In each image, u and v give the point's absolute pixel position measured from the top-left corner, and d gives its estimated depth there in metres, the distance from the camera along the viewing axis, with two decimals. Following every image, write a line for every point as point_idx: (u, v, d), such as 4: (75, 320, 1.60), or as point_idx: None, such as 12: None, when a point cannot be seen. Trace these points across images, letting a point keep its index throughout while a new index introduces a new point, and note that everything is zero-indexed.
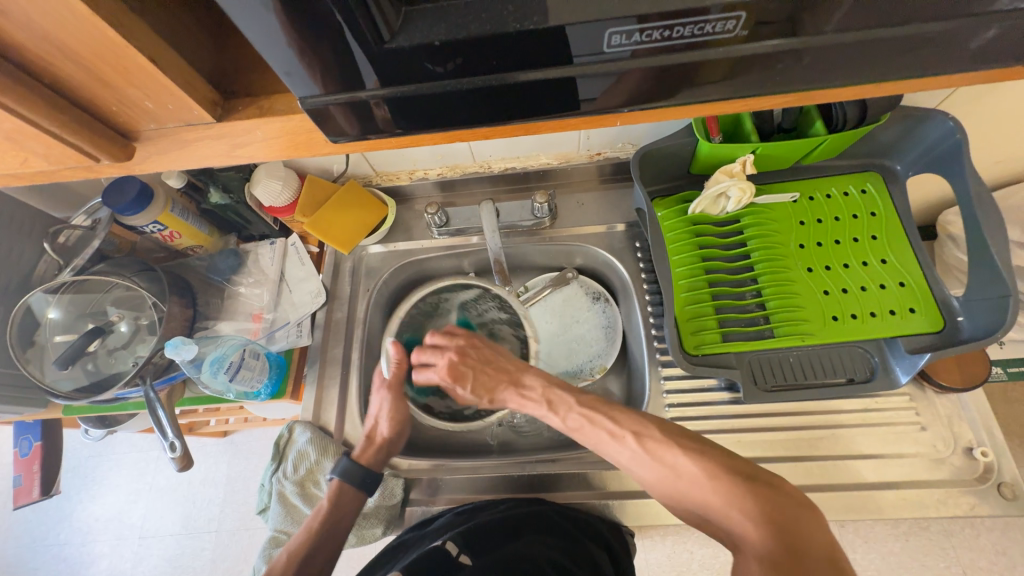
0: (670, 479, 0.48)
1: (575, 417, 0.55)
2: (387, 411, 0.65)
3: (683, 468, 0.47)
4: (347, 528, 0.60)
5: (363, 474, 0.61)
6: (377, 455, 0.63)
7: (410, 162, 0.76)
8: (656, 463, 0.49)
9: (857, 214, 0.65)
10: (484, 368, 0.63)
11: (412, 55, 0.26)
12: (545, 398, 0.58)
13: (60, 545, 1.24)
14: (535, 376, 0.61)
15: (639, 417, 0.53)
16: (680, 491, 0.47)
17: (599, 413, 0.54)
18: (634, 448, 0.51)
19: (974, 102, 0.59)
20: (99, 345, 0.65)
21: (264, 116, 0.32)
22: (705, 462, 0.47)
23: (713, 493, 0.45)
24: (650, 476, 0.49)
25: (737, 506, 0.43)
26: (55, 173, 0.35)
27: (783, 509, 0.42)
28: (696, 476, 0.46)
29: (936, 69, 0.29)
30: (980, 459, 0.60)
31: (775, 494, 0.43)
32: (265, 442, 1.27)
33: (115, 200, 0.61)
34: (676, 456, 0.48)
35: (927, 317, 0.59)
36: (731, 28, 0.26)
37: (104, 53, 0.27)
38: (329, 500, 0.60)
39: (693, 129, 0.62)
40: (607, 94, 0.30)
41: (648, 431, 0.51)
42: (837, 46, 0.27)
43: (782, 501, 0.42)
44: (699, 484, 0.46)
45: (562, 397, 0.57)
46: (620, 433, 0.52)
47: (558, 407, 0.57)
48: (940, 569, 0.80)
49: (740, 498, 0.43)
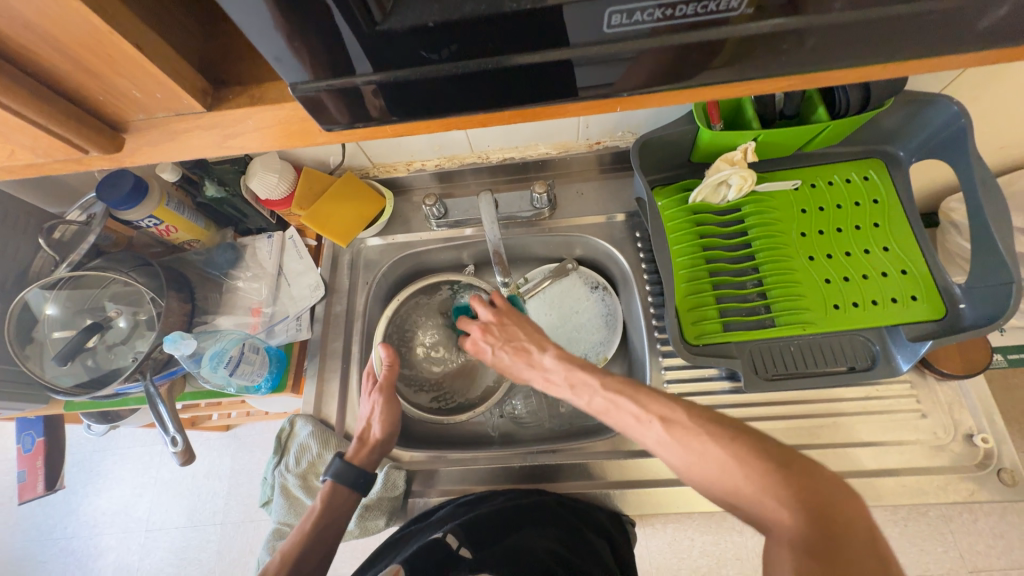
0: (697, 466, 0.45)
1: (601, 400, 0.54)
2: (379, 414, 0.64)
3: (711, 455, 0.45)
4: (340, 528, 0.61)
5: (356, 474, 0.61)
6: (371, 454, 0.64)
7: (407, 153, 0.75)
8: (681, 449, 0.47)
9: (859, 201, 0.64)
10: (508, 344, 0.65)
11: (405, 38, 0.25)
12: (568, 382, 0.59)
13: (67, 538, 1.25)
14: (556, 358, 0.61)
15: (664, 401, 0.51)
16: (707, 478, 0.45)
17: (625, 396, 0.53)
18: (660, 433, 0.49)
19: (979, 85, 0.58)
20: (99, 341, 0.64)
21: (256, 106, 0.31)
22: (735, 447, 0.44)
23: (746, 480, 0.42)
24: (676, 462, 0.47)
25: (771, 493, 0.41)
26: (44, 166, 0.35)
27: (823, 497, 0.40)
28: (726, 461, 0.44)
29: (943, 49, 0.28)
30: (980, 445, 0.60)
31: (814, 481, 0.41)
32: (269, 435, 1.27)
33: (109, 194, 0.61)
34: (703, 442, 0.46)
35: (929, 304, 0.58)
36: (735, 7, 0.25)
37: (88, 41, 0.26)
38: (324, 499, 0.61)
39: (694, 116, 0.61)
40: (608, 79, 0.29)
41: (674, 415, 0.49)
42: (847, 25, 0.26)
43: (821, 487, 0.40)
44: (729, 471, 0.43)
45: (586, 380, 0.57)
46: (645, 417, 0.50)
47: (582, 390, 0.57)
48: (938, 554, 0.81)
49: (775, 485, 0.41)
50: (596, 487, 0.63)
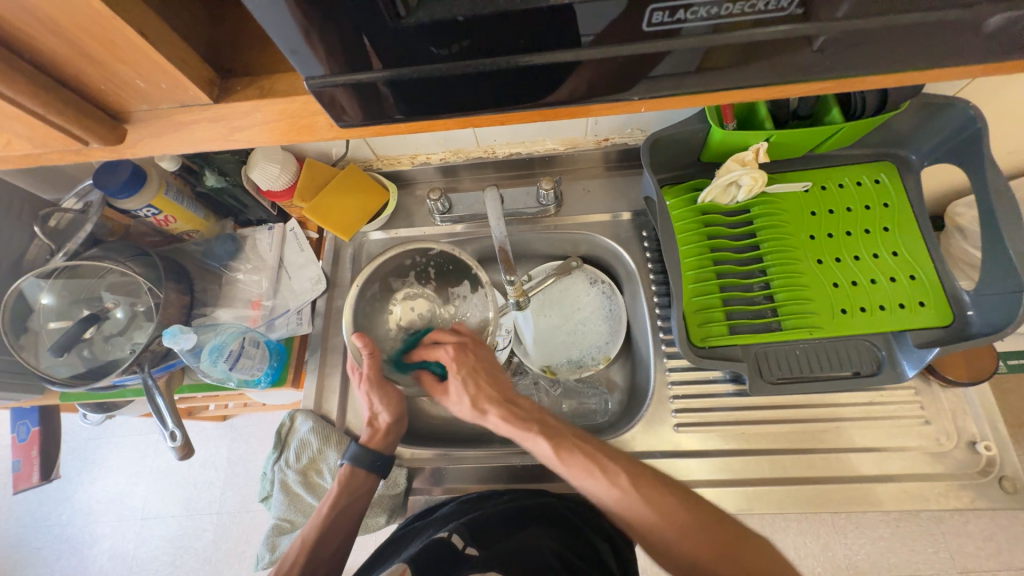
0: (655, 522, 0.48)
1: (568, 449, 0.53)
2: (380, 401, 0.61)
3: (675, 515, 0.48)
4: (357, 512, 0.59)
5: (374, 457, 0.60)
6: (386, 439, 0.63)
7: (412, 146, 0.74)
8: (644, 506, 0.49)
9: (869, 205, 0.63)
10: (476, 376, 0.57)
11: (429, 32, 0.24)
12: (537, 422, 0.56)
13: (62, 526, 1.25)
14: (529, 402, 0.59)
15: (630, 460, 0.53)
16: (664, 537, 0.47)
17: (596, 446, 0.54)
18: (625, 489, 0.50)
19: (995, 90, 0.57)
20: (95, 332, 0.63)
21: (265, 98, 0.30)
22: (694, 514, 0.48)
23: (700, 547, 0.46)
24: (633, 516, 0.49)
25: (725, 562, 0.44)
26: (41, 155, 0.33)
27: (771, 573, 0.43)
28: (685, 527, 0.47)
29: (980, 57, 0.27)
30: (983, 453, 0.60)
31: (759, 554, 0.45)
32: (265, 425, 1.27)
33: (107, 182, 0.59)
34: (666, 501, 0.49)
35: (936, 310, 0.58)
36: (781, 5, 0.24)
37: (87, 25, 0.24)
38: (341, 483, 0.59)
39: (706, 116, 0.60)
40: (630, 80, 0.28)
41: (642, 474, 0.52)
42: (883, 29, 0.25)
43: (764, 559, 0.44)
44: (686, 532, 0.47)
45: (556, 427, 0.56)
46: (613, 470, 0.52)
47: (549, 434, 0.55)
48: (929, 554, 0.82)
49: (726, 553, 0.45)
50: None
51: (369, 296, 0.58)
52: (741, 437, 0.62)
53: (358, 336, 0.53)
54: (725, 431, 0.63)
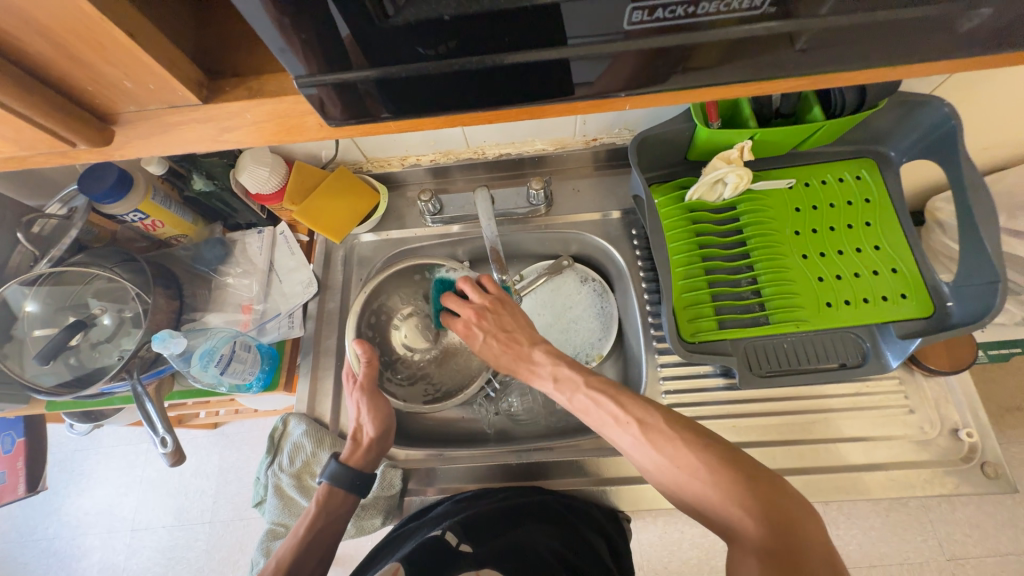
0: (666, 467, 0.48)
1: (580, 399, 0.55)
2: (368, 411, 0.62)
3: (685, 461, 0.47)
4: (336, 530, 0.60)
5: (354, 476, 0.60)
6: (366, 456, 0.62)
7: (402, 148, 0.74)
8: (655, 451, 0.48)
9: (852, 200, 0.65)
10: (499, 333, 0.64)
11: (416, 31, 0.25)
12: (553, 377, 0.59)
13: (48, 539, 1.23)
14: (546, 353, 0.61)
15: (643, 405, 0.52)
16: (677, 481, 0.47)
17: (606, 396, 0.54)
18: (635, 436, 0.50)
19: (969, 87, 0.59)
20: (82, 339, 0.62)
21: (254, 99, 0.30)
22: (707, 456, 0.46)
23: (713, 487, 0.45)
24: (647, 461, 0.49)
25: (737, 502, 0.43)
26: (27, 158, 0.33)
27: (787, 512, 0.42)
28: (697, 468, 0.46)
29: (952, 53, 0.28)
30: (966, 440, 0.62)
31: (778, 494, 0.43)
32: (258, 432, 1.26)
33: (92, 186, 0.58)
34: (676, 447, 0.48)
35: (918, 302, 0.60)
36: (759, 5, 0.25)
37: (73, 26, 0.24)
38: (318, 503, 0.60)
39: (691, 114, 0.61)
40: (615, 78, 0.29)
41: (652, 421, 0.50)
42: (857, 27, 0.26)
43: (781, 501, 0.42)
44: (698, 474, 0.46)
45: (569, 376, 0.57)
46: (624, 419, 0.51)
47: (564, 387, 0.57)
48: (917, 542, 0.83)
49: (741, 493, 0.43)
50: (590, 483, 0.64)
51: (373, 313, 0.72)
52: (732, 430, 0.63)
53: (358, 342, 0.64)
54: (717, 424, 0.64)
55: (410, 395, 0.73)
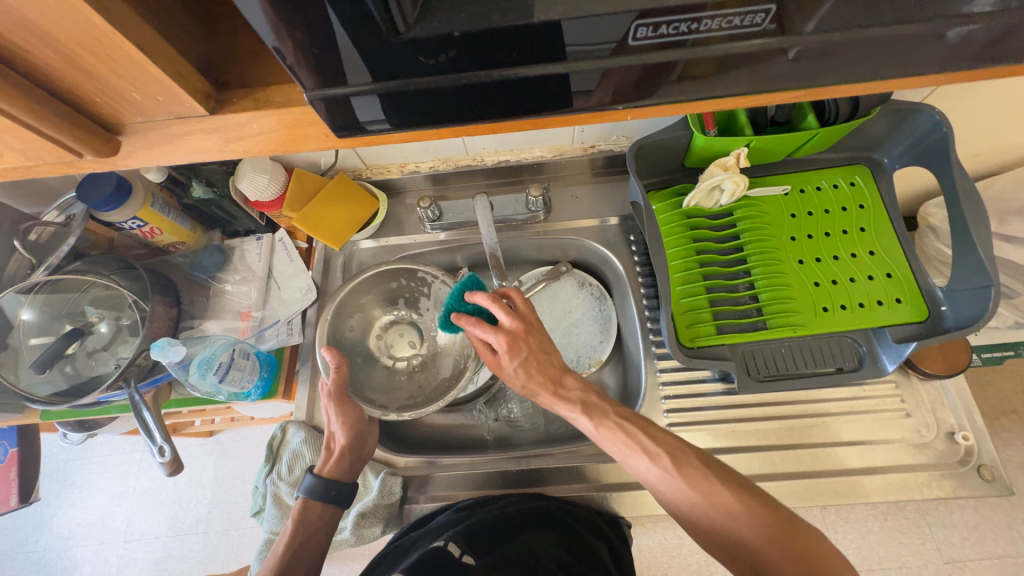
0: (699, 505, 0.47)
1: (611, 426, 0.53)
2: (338, 419, 0.61)
3: (720, 499, 0.47)
4: (316, 548, 0.57)
5: (328, 487, 0.59)
6: (339, 465, 0.61)
7: (401, 155, 0.74)
8: (687, 487, 0.48)
9: (845, 207, 0.66)
10: (536, 357, 0.58)
11: (426, 47, 0.25)
12: (581, 401, 0.56)
13: (40, 551, 1.21)
14: (576, 378, 0.58)
15: (673, 439, 0.52)
16: (709, 519, 0.47)
17: (635, 425, 0.53)
18: (664, 469, 0.49)
19: (959, 97, 0.60)
20: (78, 347, 0.62)
21: (260, 110, 0.31)
22: (742, 497, 0.47)
23: (751, 529, 0.45)
24: (677, 497, 0.48)
25: (772, 543, 0.44)
26: (31, 168, 0.33)
27: (820, 555, 0.43)
28: (731, 507, 0.46)
29: (945, 66, 0.29)
30: (961, 443, 0.62)
31: (809, 536, 0.44)
32: (254, 440, 1.24)
33: (91, 195, 0.58)
34: (709, 483, 0.48)
35: (913, 306, 0.60)
36: (758, 21, 0.26)
37: (85, 39, 0.25)
38: (295, 519, 0.58)
39: (689, 122, 0.62)
40: (615, 91, 0.29)
41: (684, 455, 0.50)
42: (852, 42, 0.27)
43: (814, 541, 0.44)
44: (733, 515, 0.46)
45: (599, 403, 0.55)
46: (654, 450, 0.50)
47: (593, 412, 0.55)
48: (916, 546, 0.83)
49: (775, 534, 0.44)
50: (591, 490, 0.64)
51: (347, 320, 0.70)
52: (731, 435, 0.64)
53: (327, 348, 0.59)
54: (716, 429, 0.64)
55: (388, 401, 0.69)
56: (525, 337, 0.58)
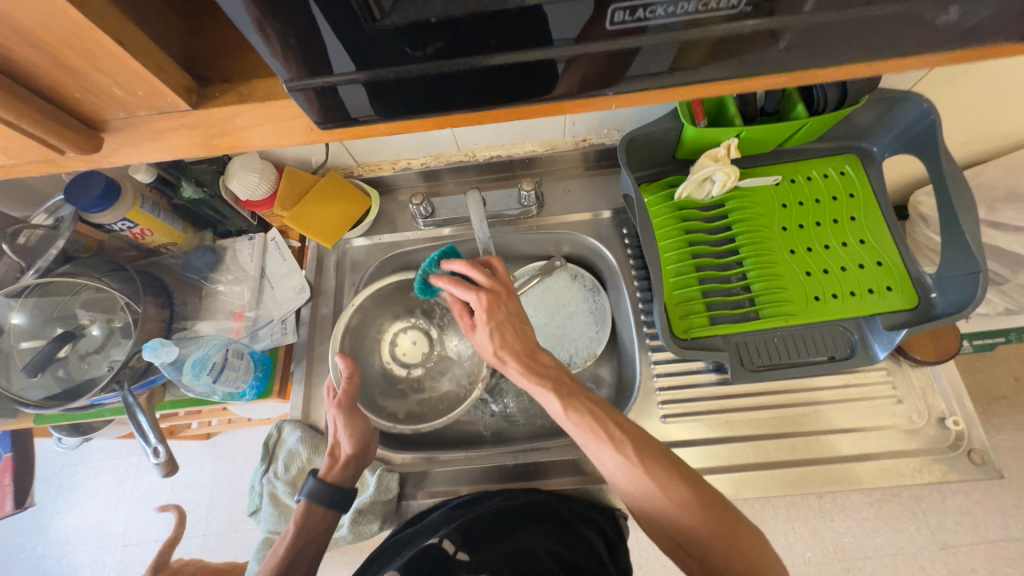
0: (656, 497, 0.47)
1: (579, 409, 0.52)
2: (346, 429, 0.62)
3: (677, 494, 0.47)
4: (314, 553, 0.57)
5: (331, 492, 0.59)
6: (343, 472, 0.61)
7: (393, 152, 0.74)
8: (647, 478, 0.48)
9: (836, 196, 0.66)
10: (511, 323, 0.59)
11: (405, 33, 0.25)
12: (554, 376, 0.56)
13: (37, 557, 1.20)
14: (550, 355, 0.59)
15: (638, 431, 0.52)
16: (665, 511, 0.47)
17: (600, 413, 0.52)
18: (622, 458, 0.49)
19: (946, 84, 0.60)
20: (70, 350, 0.61)
21: (245, 103, 0.31)
22: (699, 494, 0.47)
23: (702, 525, 0.45)
24: (634, 486, 0.49)
25: (721, 541, 0.44)
26: (15, 167, 0.33)
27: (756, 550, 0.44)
28: (687, 502, 0.46)
29: (928, 49, 0.29)
30: (952, 428, 0.63)
31: (752, 536, 0.45)
32: (252, 441, 1.24)
33: (79, 196, 0.58)
34: (670, 479, 0.47)
35: (903, 294, 0.61)
36: (737, 6, 0.26)
37: (62, 32, 0.24)
38: (296, 521, 0.58)
39: (678, 114, 0.62)
40: (598, 76, 0.29)
41: (648, 450, 0.49)
42: (835, 24, 0.27)
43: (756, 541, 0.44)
44: (689, 511, 0.46)
45: (570, 383, 0.56)
46: (618, 439, 0.50)
47: (563, 392, 0.55)
48: (911, 532, 0.84)
49: (721, 531, 0.45)
50: (586, 481, 0.65)
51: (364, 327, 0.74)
52: (725, 425, 0.64)
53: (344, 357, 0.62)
54: (710, 420, 0.65)
55: (398, 409, 0.74)
56: (501, 301, 0.59)
